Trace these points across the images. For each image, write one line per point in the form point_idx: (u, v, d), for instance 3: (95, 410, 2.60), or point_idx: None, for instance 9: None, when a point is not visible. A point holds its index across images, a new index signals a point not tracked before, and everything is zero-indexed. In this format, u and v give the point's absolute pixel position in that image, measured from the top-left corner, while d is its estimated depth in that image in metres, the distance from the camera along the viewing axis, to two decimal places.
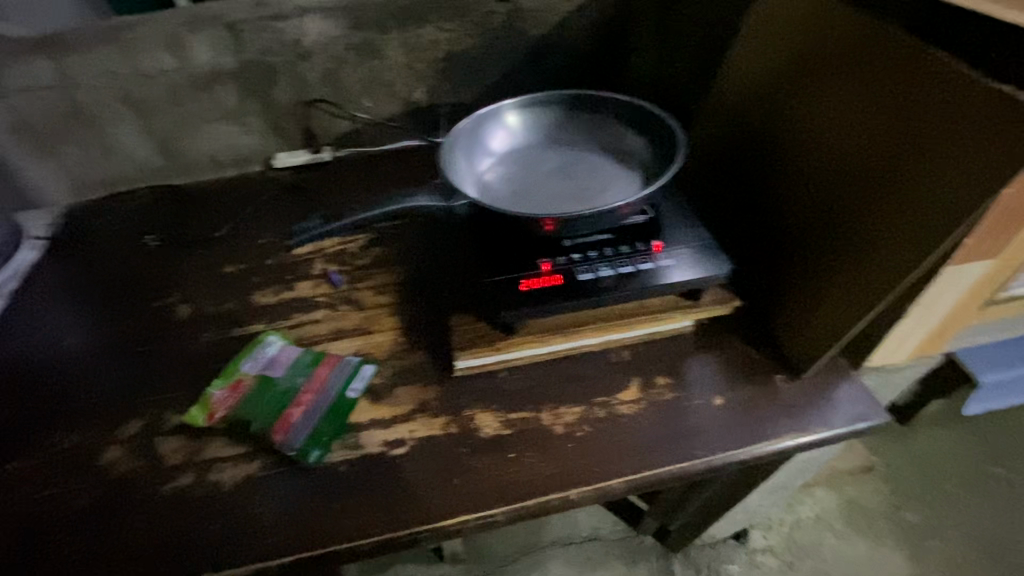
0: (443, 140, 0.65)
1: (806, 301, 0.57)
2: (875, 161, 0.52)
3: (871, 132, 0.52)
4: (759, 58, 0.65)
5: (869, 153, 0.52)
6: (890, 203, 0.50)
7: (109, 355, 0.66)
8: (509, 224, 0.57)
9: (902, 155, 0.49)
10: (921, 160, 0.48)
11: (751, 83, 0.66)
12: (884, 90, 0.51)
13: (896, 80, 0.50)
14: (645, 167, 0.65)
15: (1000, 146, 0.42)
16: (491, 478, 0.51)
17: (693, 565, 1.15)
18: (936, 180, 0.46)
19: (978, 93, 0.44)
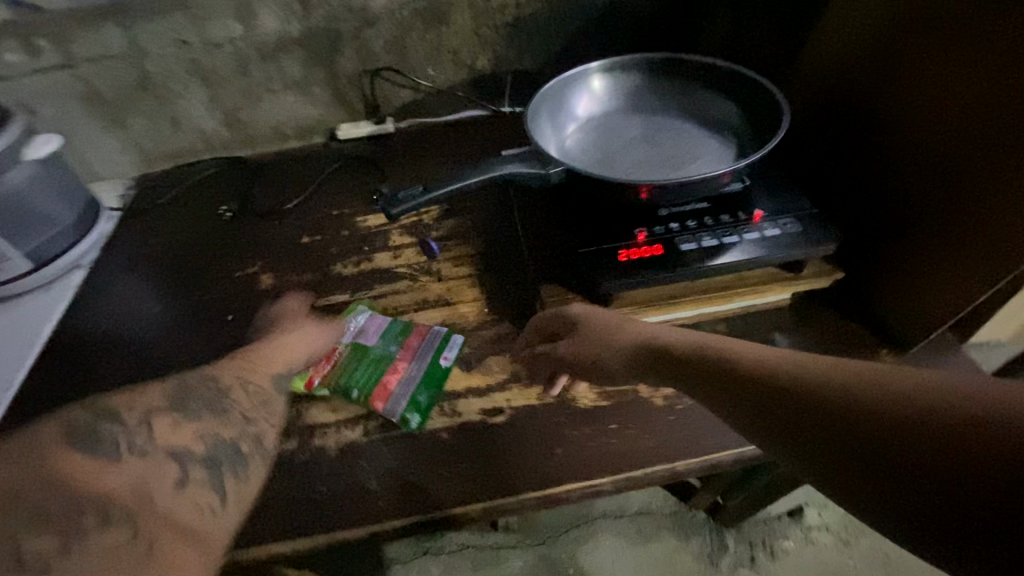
0: (527, 105, 0.63)
1: (893, 286, 0.56)
2: (959, 154, 0.47)
3: (953, 122, 0.48)
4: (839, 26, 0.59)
5: (951, 146, 0.48)
6: (980, 200, 0.47)
7: (197, 324, 0.67)
8: (603, 192, 0.56)
9: (992, 149, 0.45)
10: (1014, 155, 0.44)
11: (830, 51, 0.61)
12: (973, 75, 0.46)
13: (990, 61, 0.44)
14: (738, 136, 0.62)
15: None
16: (594, 448, 0.51)
17: (746, 541, 1.16)
18: None
19: None
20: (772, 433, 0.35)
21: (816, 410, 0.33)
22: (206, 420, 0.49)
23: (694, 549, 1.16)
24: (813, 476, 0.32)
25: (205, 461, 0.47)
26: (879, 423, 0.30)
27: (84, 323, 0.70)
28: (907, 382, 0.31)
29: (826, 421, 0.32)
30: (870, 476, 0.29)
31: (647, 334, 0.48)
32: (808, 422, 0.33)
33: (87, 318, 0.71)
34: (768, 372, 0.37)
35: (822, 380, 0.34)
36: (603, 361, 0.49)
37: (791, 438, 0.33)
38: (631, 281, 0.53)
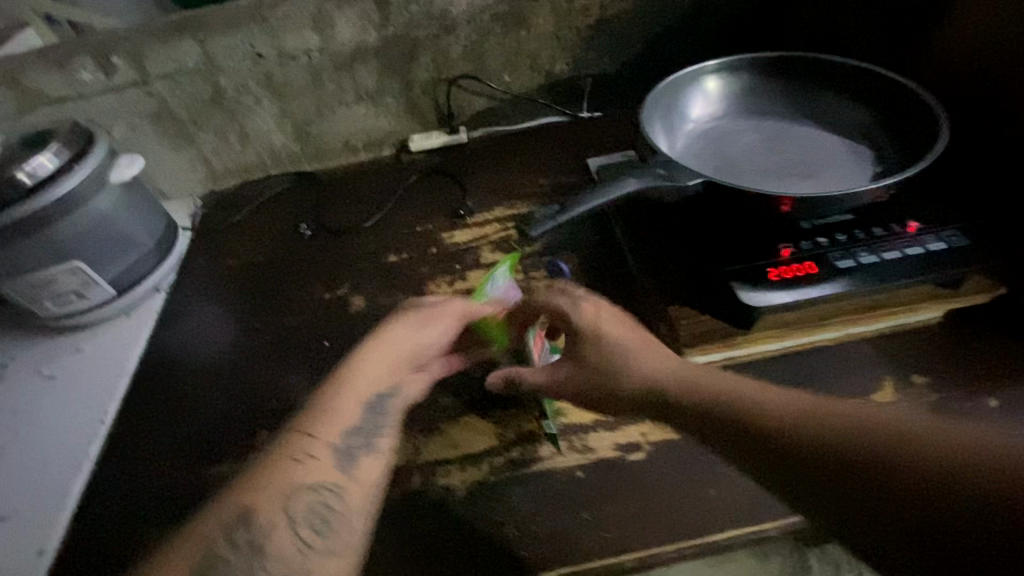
0: (642, 109, 0.59)
1: None
2: None
3: None
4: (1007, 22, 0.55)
5: None
6: None
7: (291, 350, 0.64)
8: (742, 205, 0.51)
9: None
10: None
11: (996, 48, 0.56)
12: None
13: None
14: (875, 141, 0.58)
15: None
16: (749, 488, 0.47)
17: (830, 561, 1.10)
18: None
19: None
20: (798, 483, 0.37)
21: (818, 465, 0.37)
22: (300, 463, 0.45)
23: (773, 570, 1.10)
24: (838, 523, 0.36)
25: (321, 490, 0.44)
26: (847, 462, 0.36)
27: (173, 350, 0.68)
28: (876, 424, 0.37)
29: (807, 466, 0.37)
30: (881, 526, 0.34)
31: (657, 369, 0.46)
32: (840, 481, 0.36)
33: (174, 345, 0.68)
34: (795, 426, 0.39)
35: (862, 440, 0.36)
36: (604, 394, 0.48)
37: (805, 495, 0.37)
38: (783, 301, 0.49)
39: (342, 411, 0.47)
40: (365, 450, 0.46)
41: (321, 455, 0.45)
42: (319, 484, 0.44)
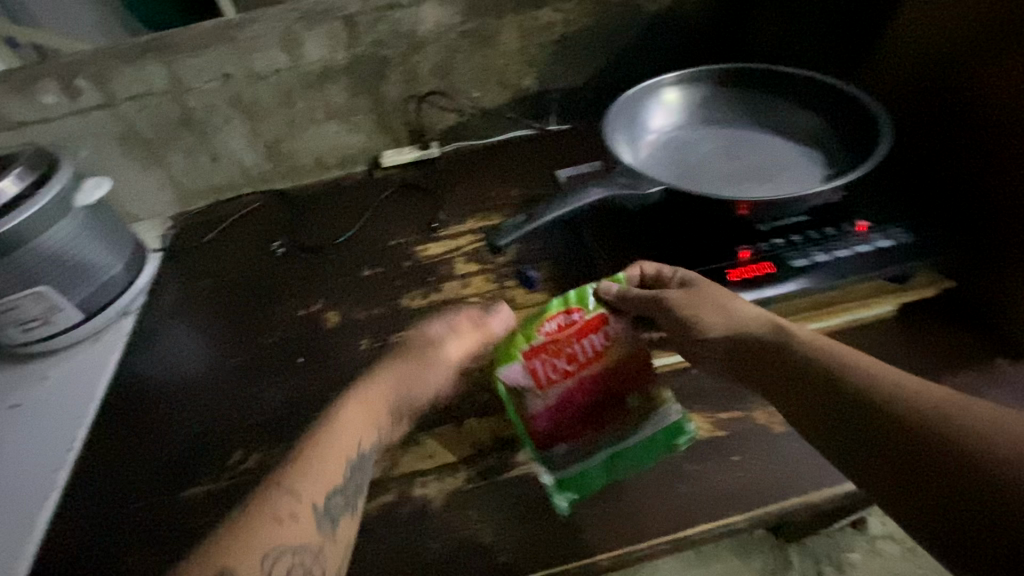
0: (604, 121, 0.61)
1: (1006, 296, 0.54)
2: None
3: None
4: (930, 41, 0.60)
5: None
6: None
7: (264, 368, 0.64)
8: (702, 210, 0.54)
9: None
10: None
11: (927, 62, 0.61)
12: None
13: None
14: (827, 146, 0.60)
15: None
16: (718, 484, 0.48)
17: (811, 556, 1.12)
18: None
19: None
20: (848, 433, 0.38)
21: (892, 432, 0.37)
22: (287, 521, 0.41)
23: (757, 568, 1.11)
24: (900, 496, 0.35)
25: (305, 553, 0.40)
26: (933, 442, 0.35)
27: (144, 372, 0.67)
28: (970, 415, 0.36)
29: (884, 433, 0.37)
30: (949, 510, 0.33)
31: (734, 315, 0.47)
32: (857, 423, 0.38)
33: (145, 367, 0.67)
34: (830, 371, 0.41)
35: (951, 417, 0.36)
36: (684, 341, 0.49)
37: (874, 462, 0.37)
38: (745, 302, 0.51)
39: (328, 468, 0.44)
40: (344, 510, 0.44)
41: (306, 516, 0.41)
42: (301, 545, 0.40)
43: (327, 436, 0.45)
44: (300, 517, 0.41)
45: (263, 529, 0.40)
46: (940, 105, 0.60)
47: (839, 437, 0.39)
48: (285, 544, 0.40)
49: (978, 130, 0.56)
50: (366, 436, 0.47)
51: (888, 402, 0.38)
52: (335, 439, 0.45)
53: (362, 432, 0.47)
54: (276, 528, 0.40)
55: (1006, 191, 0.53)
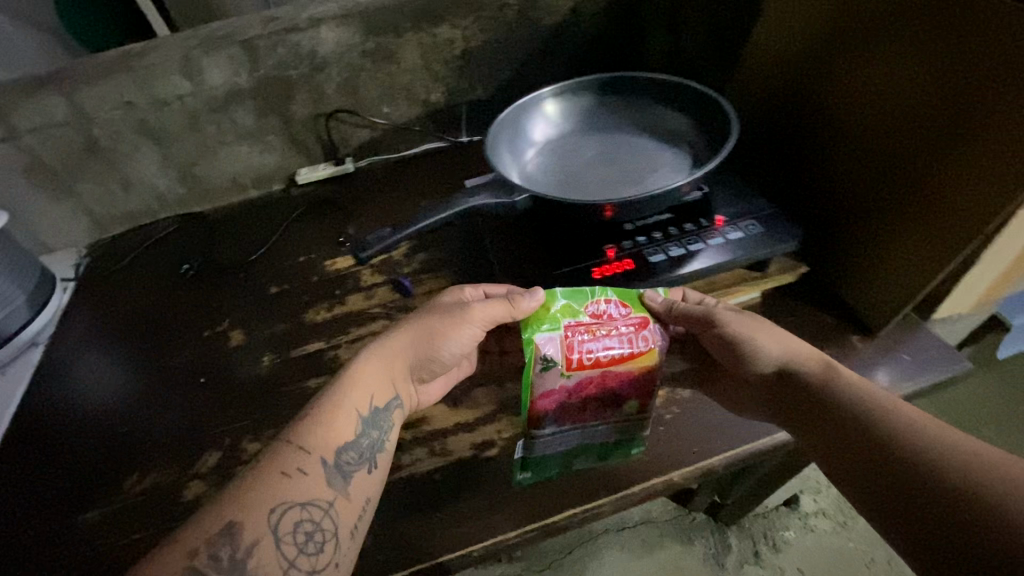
0: (486, 135, 0.65)
1: (855, 277, 0.60)
2: (904, 155, 0.53)
3: (898, 127, 0.53)
4: (786, 45, 0.65)
5: (897, 149, 0.53)
6: (924, 197, 0.51)
7: (168, 390, 0.65)
8: (569, 213, 0.57)
9: (935, 150, 0.50)
10: (952, 155, 0.49)
11: (782, 65, 0.66)
12: (911, 85, 0.51)
13: (927, 72, 0.50)
14: (693, 147, 0.64)
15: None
16: (587, 470, 0.52)
17: (748, 536, 1.15)
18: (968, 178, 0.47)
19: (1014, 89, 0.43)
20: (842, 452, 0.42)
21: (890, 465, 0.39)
22: (293, 477, 0.43)
23: (698, 552, 1.15)
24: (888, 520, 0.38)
25: (315, 508, 0.43)
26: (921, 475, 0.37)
27: (49, 401, 0.67)
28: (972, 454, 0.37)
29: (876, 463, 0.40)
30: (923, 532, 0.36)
31: (786, 342, 0.50)
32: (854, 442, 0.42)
33: (50, 396, 0.68)
34: (822, 392, 0.46)
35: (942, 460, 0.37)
36: (733, 366, 0.53)
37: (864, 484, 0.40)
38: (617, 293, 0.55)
39: (336, 424, 0.47)
40: (357, 467, 0.47)
41: (314, 471, 0.44)
42: (311, 500, 0.43)
43: (341, 392, 0.48)
44: (309, 471, 0.44)
45: (270, 487, 0.42)
46: (794, 104, 0.65)
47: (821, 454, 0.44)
48: (292, 498, 0.42)
49: (825, 127, 0.61)
50: (379, 396, 0.49)
51: (878, 429, 0.41)
52: (355, 387, 0.48)
53: (378, 391, 0.50)
54: (281, 484, 0.42)
55: (852, 182, 0.58)
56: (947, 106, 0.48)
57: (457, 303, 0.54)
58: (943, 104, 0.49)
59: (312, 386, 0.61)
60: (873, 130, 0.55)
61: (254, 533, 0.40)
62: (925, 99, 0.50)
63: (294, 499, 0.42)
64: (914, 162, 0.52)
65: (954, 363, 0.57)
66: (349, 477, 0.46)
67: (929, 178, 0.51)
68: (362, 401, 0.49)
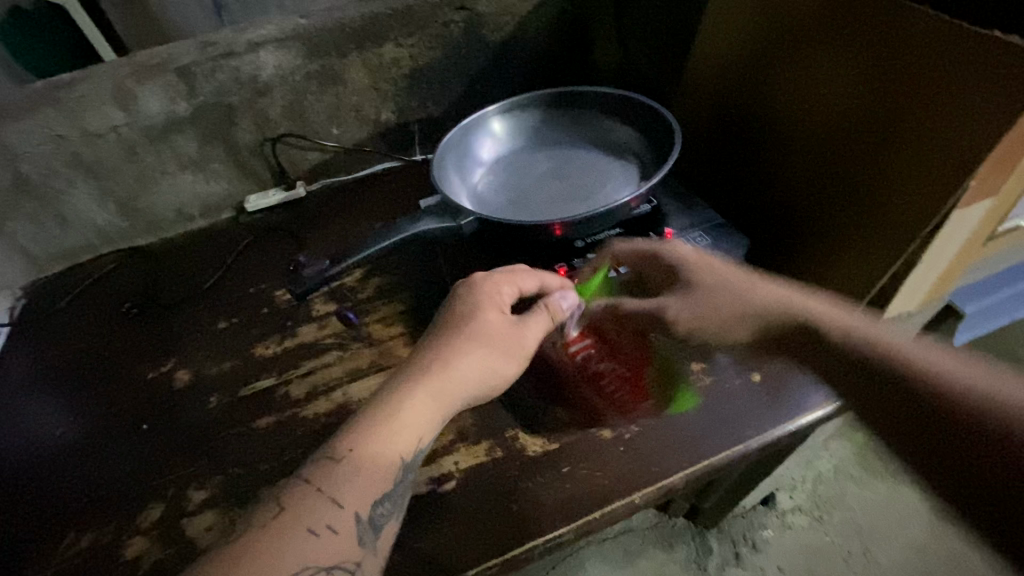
0: (433, 157, 0.63)
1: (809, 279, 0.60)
2: (844, 161, 0.53)
3: (837, 133, 0.53)
4: (722, 55, 0.65)
5: (837, 155, 0.54)
6: (865, 201, 0.52)
7: (109, 440, 0.61)
8: (518, 233, 0.57)
9: (873, 154, 0.51)
10: (888, 159, 0.49)
11: (720, 74, 0.66)
12: (846, 92, 0.52)
13: (860, 78, 0.50)
14: (641, 159, 0.64)
15: (954, 150, 0.44)
16: (546, 498, 0.50)
17: (728, 538, 1.15)
18: (907, 180, 0.48)
19: (941, 93, 0.44)
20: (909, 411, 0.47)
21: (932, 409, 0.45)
22: (320, 535, 0.40)
23: (681, 558, 1.14)
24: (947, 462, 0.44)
25: (340, 573, 0.39)
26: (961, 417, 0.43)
27: None
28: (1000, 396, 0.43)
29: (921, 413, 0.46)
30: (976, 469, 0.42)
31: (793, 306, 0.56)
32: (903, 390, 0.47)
33: None
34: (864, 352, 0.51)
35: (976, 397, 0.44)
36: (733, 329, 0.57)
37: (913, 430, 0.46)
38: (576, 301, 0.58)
39: (376, 473, 0.44)
40: (388, 518, 0.44)
41: (344, 529, 0.41)
42: (339, 562, 0.40)
43: (384, 435, 0.45)
44: (339, 528, 0.41)
45: (295, 545, 0.39)
46: (736, 113, 0.65)
47: (873, 415, 0.49)
48: (319, 559, 0.39)
49: (767, 136, 0.61)
50: (427, 435, 0.47)
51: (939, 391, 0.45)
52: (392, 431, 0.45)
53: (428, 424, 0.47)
54: (308, 543, 0.39)
55: (796, 189, 0.59)
56: (880, 112, 0.49)
57: (507, 327, 0.51)
58: (876, 110, 0.50)
59: (262, 426, 0.59)
60: (813, 138, 0.56)
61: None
62: (860, 105, 0.51)
63: (330, 558, 0.39)
64: (854, 168, 0.53)
65: None
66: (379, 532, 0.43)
67: (868, 185, 0.52)
68: (410, 442, 0.46)
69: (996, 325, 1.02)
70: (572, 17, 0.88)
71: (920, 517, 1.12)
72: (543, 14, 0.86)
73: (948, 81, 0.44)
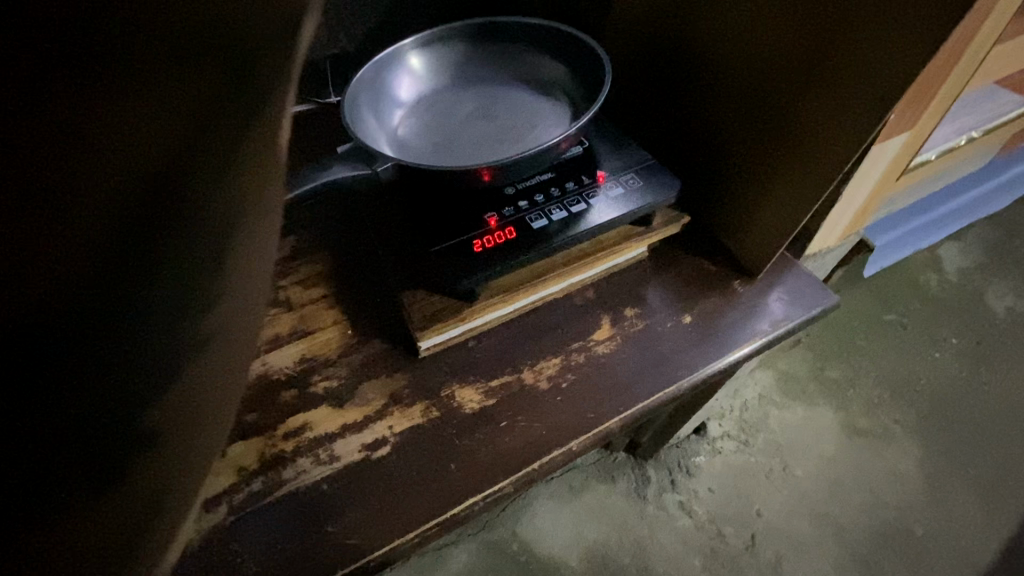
0: (344, 96, 0.57)
1: (735, 220, 0.60)
2: (764, 103, 0.53)
3: (755, 74, 0.53)
4: None
5: (756, 97, 0.54)
6: (784, 144, 0.53)
7: None
8: (443, 180, 0.53)
9: (788, 98, 0.51)
10: (804, 101, 0.50)
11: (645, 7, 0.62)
12: (763, 31, 0.51)
13: (778, 16, 0.49)
14: (571, 97, 0.61)
15: (869, 92, 0.45)
16: (485, 453, 0.49)
17: (664, 467, 1.22)
18: (823, 122, 0.49)
19: (854, 35, 0.44)
20: None
21: None
22: None
23: (622, 489, 1.20)
24: None
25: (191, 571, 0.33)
26: None
27: None
28: None
29: None
30: None
31: None
32: None
33: None
34: None
35: None
36: None
37: None
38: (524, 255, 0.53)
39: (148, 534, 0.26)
40: None
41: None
42: None
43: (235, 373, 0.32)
44: None
45: None
46: (659, 49, 0.62)
47: None
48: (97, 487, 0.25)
49: (697, 71, 0.59)
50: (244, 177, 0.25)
51: None
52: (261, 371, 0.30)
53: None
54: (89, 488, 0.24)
55: (722, 130, 0.58)
56: (795, 54, 0.49)
57: None
58: (792, 51, 0.49)
59: None
60: (743, 72, 0.54)
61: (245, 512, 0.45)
62: (778, 44, 0.50)
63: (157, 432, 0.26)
64: (784, 103, 0.51)
65: (823, 298, 0.60)
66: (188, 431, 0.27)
67: (797, 120, 0.51)
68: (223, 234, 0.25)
69: (907, 254, 1.08)
70: None
71: (830, 433, 1.24)
72: None
73: (865, 21, 0.43)
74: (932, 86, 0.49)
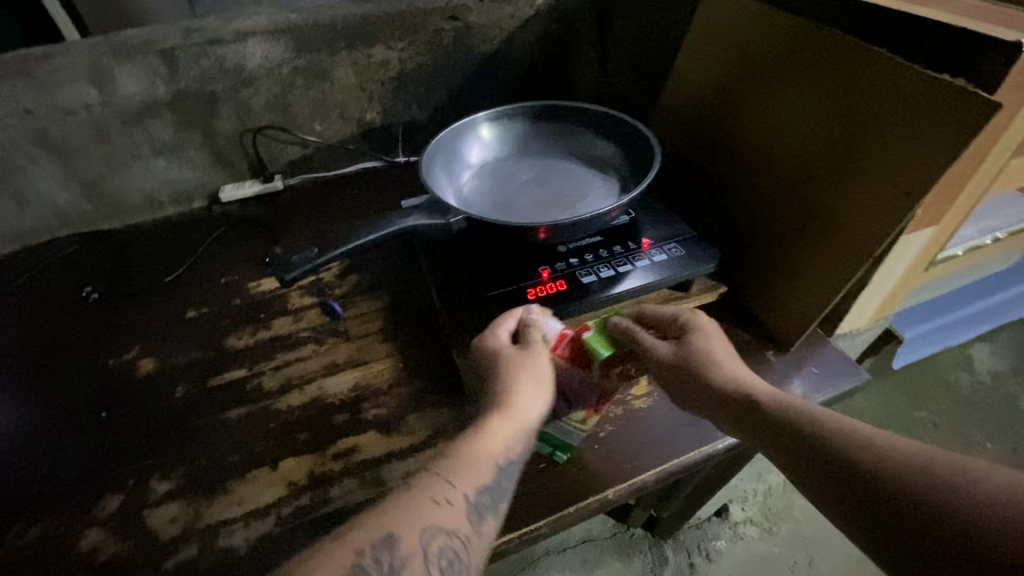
0: (422, 156, 0.65)
1: (770, 297, 0.63)
2: (799, 190, 0.59)
3: (792, 162, 0.59)
4: (694, 82, 0.71)
5: (792, 185, 0.59)
6: (818, 226, 0.57)
7: (60, 429, 0.57)
8: (504, 235, 0.59)
9: (820, 186, 0.56)
10: (834, 188, 0.55)
11: (692, 103, 0.72)
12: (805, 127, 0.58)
13: (819, 115, 0.56)
14: (621, 173, 0.68)
15: (893, 177, 0.50)
16: (523, 489, 0.52)
17: (683, 549, 1.17)
18: (850, 205, 0.54)
19: (875, 133, 0.51)
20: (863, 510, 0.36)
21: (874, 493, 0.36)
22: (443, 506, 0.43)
23: (637, 569, 1.15)
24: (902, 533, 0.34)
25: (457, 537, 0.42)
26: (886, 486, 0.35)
27: None
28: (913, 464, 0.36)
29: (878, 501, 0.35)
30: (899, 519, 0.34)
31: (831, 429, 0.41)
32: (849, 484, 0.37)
33: None
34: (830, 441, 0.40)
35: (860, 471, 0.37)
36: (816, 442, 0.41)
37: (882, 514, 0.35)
38: (576, 306, 0.58)
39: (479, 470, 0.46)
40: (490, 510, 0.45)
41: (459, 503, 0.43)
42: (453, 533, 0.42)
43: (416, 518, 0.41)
44: (455, 502, 0.43)
45: (422, 511, 0.42)
46: (705, 138, 0.71)
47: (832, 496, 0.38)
48: (439, 524, 0.42)
49: (737, 158, 0.66)
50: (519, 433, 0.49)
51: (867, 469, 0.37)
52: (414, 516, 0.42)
53: (506, 411, 0.48)
54: (433, 511, 0.42)
55: (756, 212, 0.64)
56: (829, 148, 0.55)
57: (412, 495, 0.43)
58: (827, 146, 0.55)
59: (231, 417, 0.57)
60: (780, 163, 0.61)
61: (410, 543, 0.40)
62: (812, 140, 0.57)
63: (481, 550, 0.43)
64: (821, 190, 0.56)
65: (855, 374, 0.62)
66: (486, 515, 0.45)
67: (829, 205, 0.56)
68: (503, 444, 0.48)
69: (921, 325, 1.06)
70: (557, 36, 0.91)
71: None
72: (530, 30, 0.89)
73: (895, 115, 0.49)
74: (958, 182, 0.53)
